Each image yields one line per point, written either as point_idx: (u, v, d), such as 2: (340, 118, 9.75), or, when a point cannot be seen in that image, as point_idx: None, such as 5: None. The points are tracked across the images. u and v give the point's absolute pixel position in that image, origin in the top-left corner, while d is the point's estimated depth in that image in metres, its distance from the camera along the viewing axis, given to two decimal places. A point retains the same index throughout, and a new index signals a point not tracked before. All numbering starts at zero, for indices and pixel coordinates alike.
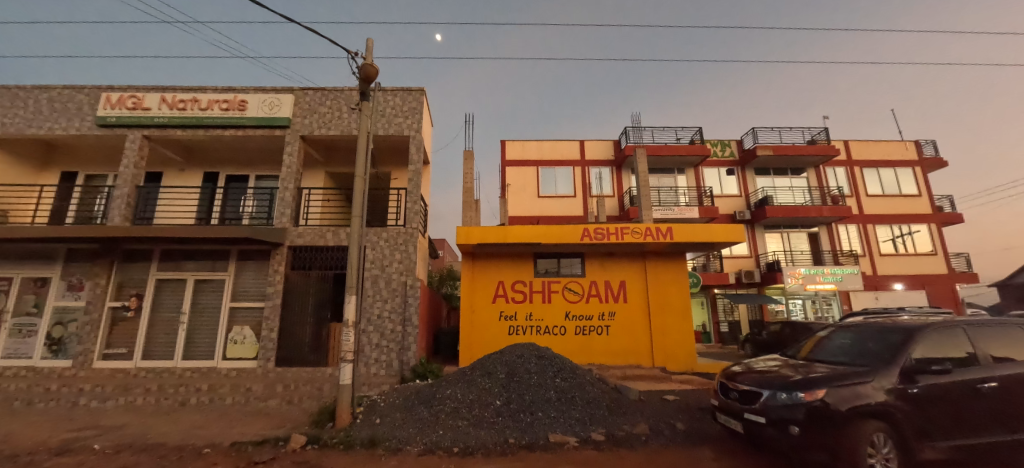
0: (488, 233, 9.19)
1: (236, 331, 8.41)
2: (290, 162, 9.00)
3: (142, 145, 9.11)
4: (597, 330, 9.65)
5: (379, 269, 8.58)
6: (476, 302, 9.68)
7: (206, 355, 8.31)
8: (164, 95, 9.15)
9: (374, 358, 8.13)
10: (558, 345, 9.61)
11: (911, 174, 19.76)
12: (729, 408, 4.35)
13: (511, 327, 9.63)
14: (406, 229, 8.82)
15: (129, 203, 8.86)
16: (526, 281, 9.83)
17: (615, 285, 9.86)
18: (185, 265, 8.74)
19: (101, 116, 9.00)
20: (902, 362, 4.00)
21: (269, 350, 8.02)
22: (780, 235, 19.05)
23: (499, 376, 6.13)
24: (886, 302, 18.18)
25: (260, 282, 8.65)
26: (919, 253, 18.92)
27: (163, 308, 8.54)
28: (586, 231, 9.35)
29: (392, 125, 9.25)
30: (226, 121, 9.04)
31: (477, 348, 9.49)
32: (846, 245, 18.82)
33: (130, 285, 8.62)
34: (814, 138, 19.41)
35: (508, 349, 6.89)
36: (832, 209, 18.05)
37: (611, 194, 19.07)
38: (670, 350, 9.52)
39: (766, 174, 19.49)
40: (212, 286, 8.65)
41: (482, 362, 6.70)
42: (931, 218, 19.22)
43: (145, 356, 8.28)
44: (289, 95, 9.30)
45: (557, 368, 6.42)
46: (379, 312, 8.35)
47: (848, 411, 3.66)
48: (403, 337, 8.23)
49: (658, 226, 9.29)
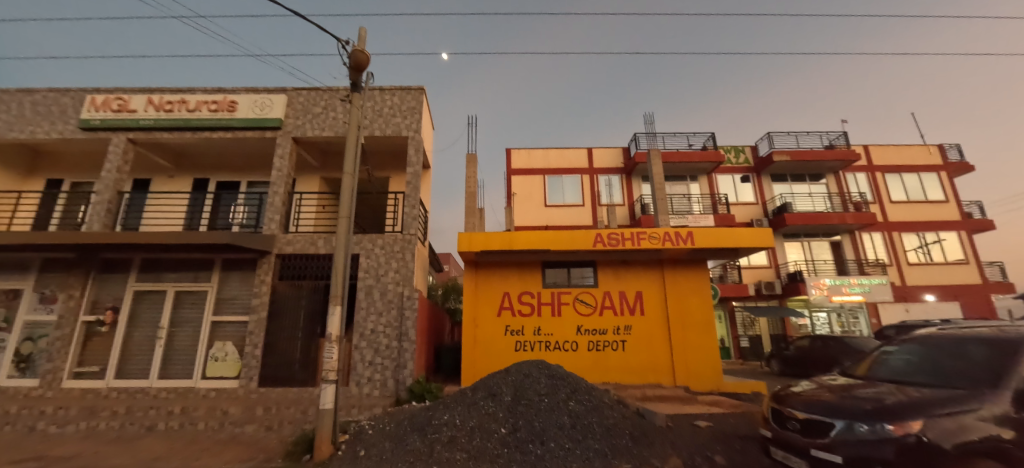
0: (492, 239, 8.49)
1: (217, 347, 7.71)
2: (280, 165, 8.45)
3: (127, 149, 8.63)
4: (612, 345, 8.81)
5: (373, 278, 7.88)
6: (480, 315, 8.92)
7: (185, 374, 7.61)
8: (150, 96, 8.69)
9: (367, 377, 7.36)
10: (569, 362, 8.75)
11: (937, 179, 18.82)
12: (788, 441, 3.53)
13: (518, 343, 8.82)
14: (404, 235, 8.18)
15: (110, 209, 8.32)
16: (533, 292, 9.07)
17: (631, 296, 9.06)
18: (166, 276, 8.12)
19: (84, 119, 8.55)
20: (1012, 385, 3.18)
21: (252, 368, 7.33)
22: (801, 244, 18.06)
23: (503, 399, 5.30)
24: (918, 314, 17.05)
25: (245, 294, 7.99)
26: (950, 262, 17.84)
27: (140, 322, 7.89)
28: (599, 236, 8.59)
29: (390, 125, 8.69)
30: (215, 123, 8.53)
31: (480, 366, 8.68)
32: (871, 254, 17.81)
33: (106, 298, 8.02)
34: (833, 142, 18.61)
35: (514, 367, 6.10)
36: (856, 216, 17.11)
37: (622, 202, 18.33)
38: (693, 368, 8.62)
39: (783, 180, 18.67)
40: (193, 299, 8.00)
41: (486, 382, 5.92)
42: (961, 224, 18.21)
43: (119, 374, 7.63)
44: (282, 95, 8.80)
45: (571, 390, 5.60)
46: (373, 326, 7.62)
47: (954, 449, 2.84)
48: (399, 354, 7.47)
49: (677, 230, 8.51)
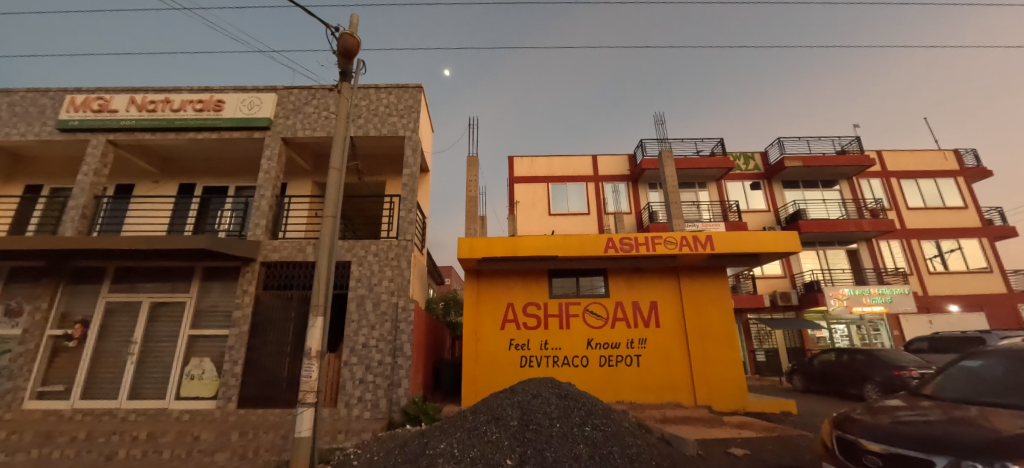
0: (494, 245, 7.85)
1: (194, 364, 7.04)
2: (268, 167, 7.91)
3: (106, 151, 8.13)
4: (626, 360, 8.09)
5: (365, 288, 7.23)
6: (482, 328, 8.24)
7: (157, 394, 6.92)
8: (133, 96, 8.22)
9: (357, 397, 6.65)
10: (580, 379, 8.01)
11: (954, 185, 18.18)
12: None
13: (524, 358, 8.11)
14: (399, 241, 7.57)
15: (85, 215, 7.76)
16: (540, 303, 8.40)
17: (645, 306, 8.37)
18: (142, 287, 7.51)
19: (63, 119, 8.08)
20: None
21: (231, 388, 6.65)
22: (816, 253, 17.35)
23: (509, 424, 4.59)
24: (942, 326, 16.18)
25: (226, 305, 7.35)
26: (972, 271, 17.06)
27: (111, 338, 7.24)
28: (611, 241, 7.94)
29: (386, 124, 8.16)
30: (199, 122, 8.03)
31: (483, 385, 7.95)
32: (890, 262, 17.07)
33: (77, 311, 7.40)
34: (845, 148, 18.05)
35: (520, 386, 5.41)
36: (873, 223, 16.44)
37: (628, 210, 17.71)
38: (715, 385, 7.88)
39: (795, 187, 18.08)
40: (170, 312, 7.36)
41: (488, 403, 5.22)
42: (982, 231, 17.50)
43: (86, 394, 6.96)
44: (271, 94, 8.32)
45: (586, 412, 4.90)
46: (365, 340, 6.95)
47: None
48: (393, 372, 6.76)
49: (695, 235, 7.86)
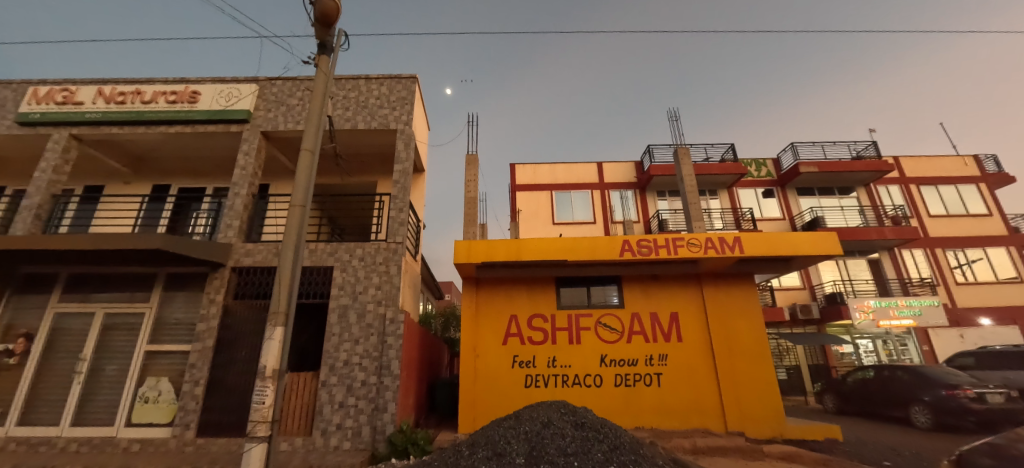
0: (495, 249, 7.00)
1: (150, 384, 6.12)
2: (245, 163, 7.14)
3: (69, 147, 7.39)
4: (645, 380, 7.13)
5: (349, 297, 6.36)
6: (481, 343, 7.31)
7: (104, 420, 5.97)
8: (101, 88, 7.54)
9: (336, 424, 5.69)
10: (594, 402, 7.03)
11: (977, 191, 17.37)
12: None
13: (529, 378, 7.15)
14: (388, 244, 6.73)
15: (40, 216, 6.94)
16: (547, 315, 7.49)
17: (664, 318, 7.45)
18: (97, 297, 6.65)
19: (23, 112, 7.38)
20: None
21: (189, 412, 5.72)
22: (836, 263, 16.42)
23: (514, 463, 3.64)
24: (975, 341, 15.08)
25: (191, 317, 6.48)
26: (1002, 281, 16.04)
27: (58, 354, 6.35)
28: (627, 244, 7.07)
29: (376, 117, 7.43)
30: (171, 115, 7.31)
31: (482, 409, 6.96)
32: (914, 272, 16.17)
33: (22, 323, 6.54)
34: (861, 153, 17.34)
35: (527, 413, 4.50)
36: (896, 230, 15.54)
37: (636, 219, 16.87)
38: (747, 408, 6.89)
39: (810, 194, 17.32)
40: (127, 324, 6.47)
41: (488, 434, 4.29)
42: (1010, 240, 16.58)
43: (23, 420, 6.02)
44: (252, 85, 7.64)
45: (609, 447, 3.95)
46: (346, 357, 6.03)
47: None
48: (379, 394, 5.83)
49: (721, 236, 7.00)
